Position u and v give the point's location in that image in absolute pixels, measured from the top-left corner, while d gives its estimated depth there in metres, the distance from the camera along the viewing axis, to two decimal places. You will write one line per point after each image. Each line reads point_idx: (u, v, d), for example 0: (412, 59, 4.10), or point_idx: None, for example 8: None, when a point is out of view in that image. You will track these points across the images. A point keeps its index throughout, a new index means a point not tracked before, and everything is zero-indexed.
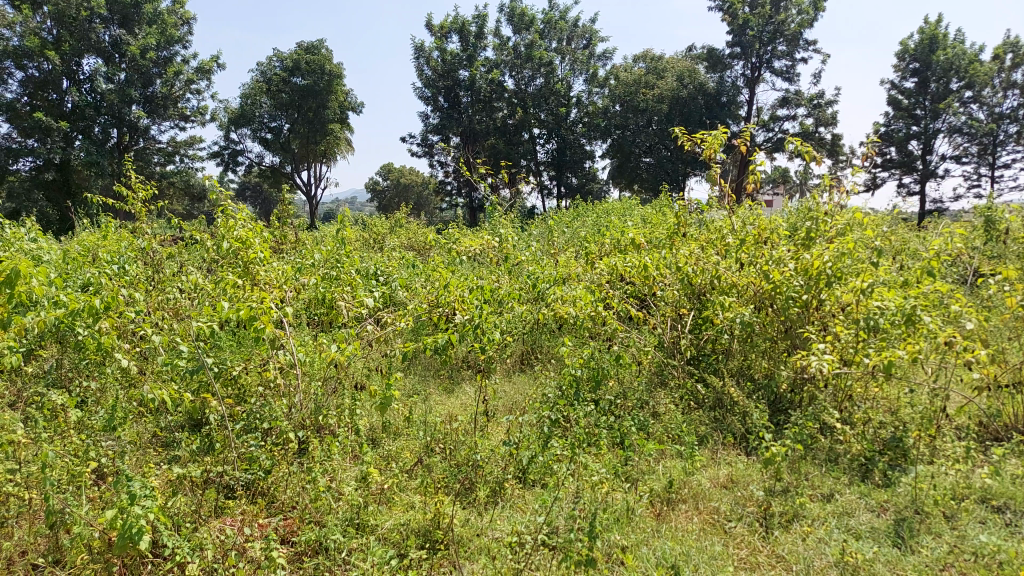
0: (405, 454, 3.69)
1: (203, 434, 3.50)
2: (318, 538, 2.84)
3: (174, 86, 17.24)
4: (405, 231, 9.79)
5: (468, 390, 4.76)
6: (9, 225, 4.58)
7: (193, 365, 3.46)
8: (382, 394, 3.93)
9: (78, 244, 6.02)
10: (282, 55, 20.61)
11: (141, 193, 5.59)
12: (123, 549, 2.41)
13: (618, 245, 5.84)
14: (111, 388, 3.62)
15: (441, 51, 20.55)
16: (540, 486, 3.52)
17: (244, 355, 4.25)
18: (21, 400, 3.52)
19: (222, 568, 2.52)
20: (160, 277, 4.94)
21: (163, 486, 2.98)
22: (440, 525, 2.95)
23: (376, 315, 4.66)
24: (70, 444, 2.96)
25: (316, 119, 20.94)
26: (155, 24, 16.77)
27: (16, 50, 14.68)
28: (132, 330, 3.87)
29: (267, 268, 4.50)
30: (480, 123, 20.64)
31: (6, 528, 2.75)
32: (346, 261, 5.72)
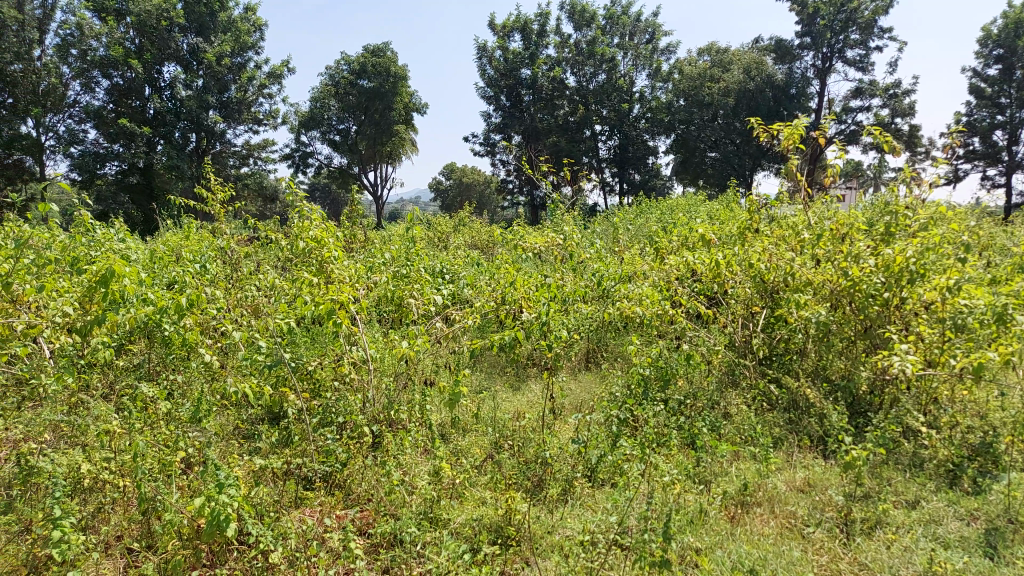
0: (476, 450, 3.71)
1: (282, 427, 3.61)
2: (393, 531, 2.89)
3: (247, 92, 17.89)
4: (469, 230, 9.88)
5: (534, 388, 4.75)
6: (101, 227, 4.83)
7: (272, 361, 3.60)
8: (451, 389, 3.97)
9: (161, 245, 6.30)
10: (349, 59, 21.06)
11: (220, 195, 5.82)
12: (210, 537, 2.53)
13: (686, 242, 5.74)
14: (195, 381, 3.79)
15: (504, 50, 20.67)
16: (610, 485, 3.46)
17: (318, 351, 4.37)
18: (113, 392, 3.69)
19: (304, 557, 2.60)
20: (238, 276, 5.13)
21: (246, 476, 3.12)
22: (513, 521, 2.96)
23: (444, 313, 4.70)
24: (160, 435, 3.10)
25: (382, 120, 21.36)
26: (229, 31, 17.41)
27: (103, 59, 15.46)
28: (214, 326, 4.04)
29: (340, 267, 4.62)
30: (542, 120, 20.66)
31: (103, 512, 2.90)
32: (414, 259, 5.80)
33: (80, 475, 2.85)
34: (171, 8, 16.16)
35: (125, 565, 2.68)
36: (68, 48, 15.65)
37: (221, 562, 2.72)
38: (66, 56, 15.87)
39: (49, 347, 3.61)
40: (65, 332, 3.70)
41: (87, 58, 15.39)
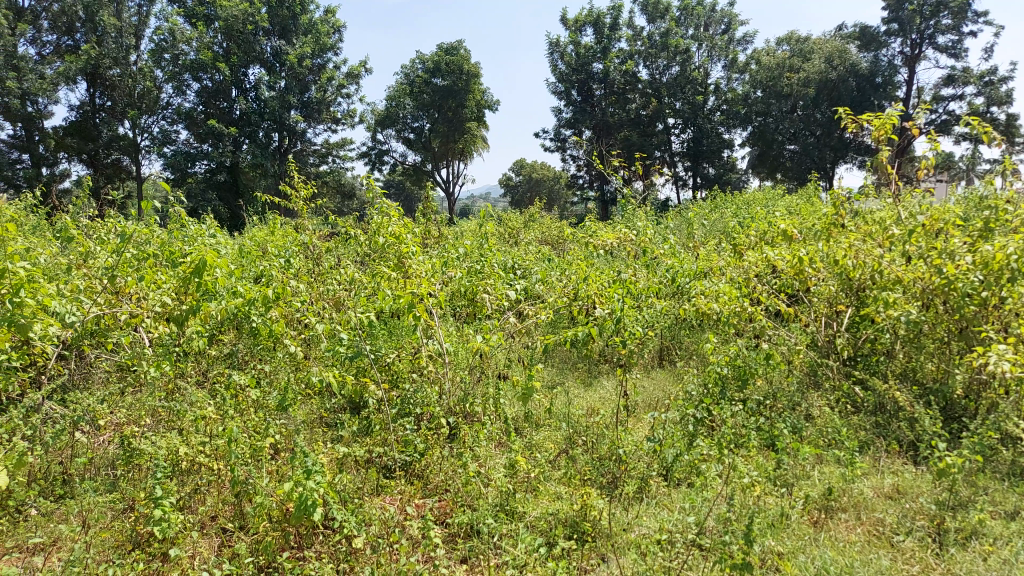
0: (549, 445, 3.72)
1: (363, 417, 3.73)
2: (470, 522, 2.95)
3: (327, 92, 18.37)
4: (540, 225, 9.90)
5: (607, 384, 4.71)
6: (195, 222, 5.10)
7: (353, 351, 3.74)
8: (525, 383, 4.00)
9: (247, 240, 6.59)
10: (423, 57, 21.39)
11: (303, 192, 6.04)
12: (299, 520, 2.64)
13: (765, 238, 5.58)
14: (281, 371, 3.95)
15: (576, 44, 20.57)
16: (687, 485, 3.40)
17: (396, 344, 4.49)
18: (206, 379, 3.89)
19: (386, 543, 2.69)
20: (319, 270, 5.31)
21: (331, 463, 3.24)
22: (588, 517, 2.95)
23: (518, 307, 4.73)
24: (250, 422, 3.25)
25: (455, 118, 21.60)
26: (310, 33, 17.95)
27: (194, 63, 16.25)
28: (299, 318, 4.20)
29: (417, 261, 4.72)
30: (613, 115, 20.50)
31: (199, 494, 3.05)
32: (488, 255, 5.86)
33: (178, 458, 3.01)
34: (255, 13, 16.82)
35: (219, 543, 2.83)
36: (162, 53, 16.53)
37: (307, 544, 2.82)
38: (160, 61, 16.75)
39: (148, 335, 3.84)
40: (164, 322, 3.93)
41: (180, 62, 16.22)
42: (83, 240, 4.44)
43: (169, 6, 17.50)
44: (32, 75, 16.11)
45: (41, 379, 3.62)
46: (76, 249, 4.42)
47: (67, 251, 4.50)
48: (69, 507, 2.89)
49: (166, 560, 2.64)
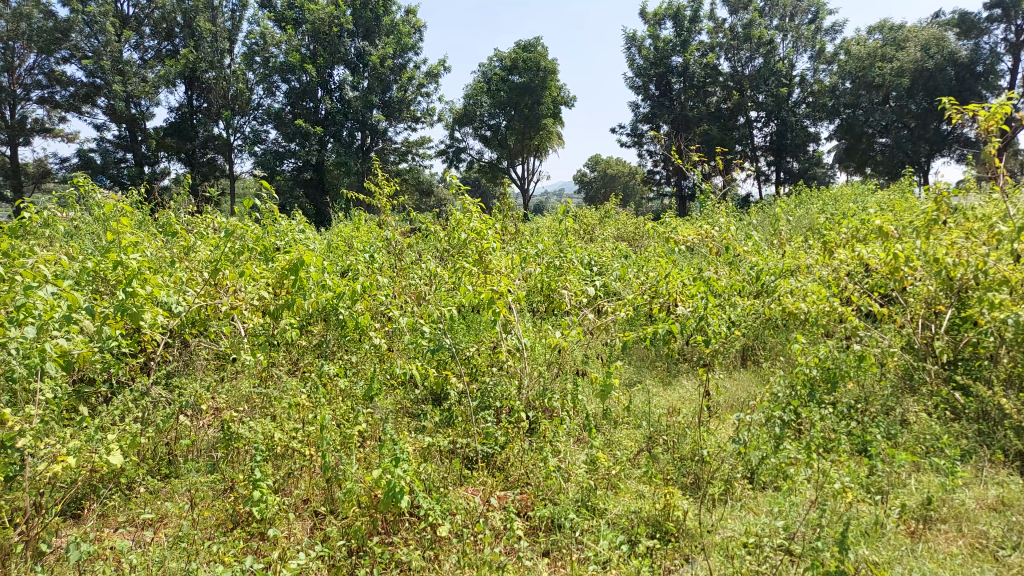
0: (629, 442, 3.68)
1: (446, 408, 3.81)
2: (551, 516, 2.96)
3: (407, 91, 18.58)
4: (617, 221, 9.82)
5: (687, 383, 4.61)
6: (286, 218, 5.33)
7: (435, 345, 3.82)
8: (603, 381, 3.96)
9: (334, 235, 6.83)
10: (501, 55, 21.49)
11: (387, 189, 6.21)
12: (386, 507, 2.74)
13: (857, 235, 5.35)
14: (367, 362, 4.08)
15: (655, 38, 20.26)
16: (773, 489, 3.30)
17: (476, 338, 4.56)
18: (298, 368, 4.06)
19: (471, 532, 2.76)
20: (401, 265, 5.45)
21: (415, 453, 3.33)
22: (671, 517, 2.91)
23: (597, 304, 4.71)
24: (340, 411, 3.41)
25: (531, 115, 21.64)
26: (392, 34, 18.23)
27: (283, 65, 16.93)
28: (383, 311, 4.32)
29: (497, 256, 4.78)
30: (693, 109, 20.12)
31: (292, 478, 3.20)
32: (568, 250, 5.87)
33: (273, 443, 3.18)
34: (341, 15, 17.32)
35: (312, 525, 2.96)
36: (254, 56, 17.30)
37: (394, 531, 2.90)
38: (252, 64, 17.54)
39: (244, 326, 4.05)
40: (259, 313, 4.15)
41: (270, 64, 16.94)
42: (186, 235, 4.72)
43: (260, 11, 18.27)
44: (136, 80, 17.17)
45: (149, 364, 3.86)
46: (181, 244, 4.71)
47: (172, 246, 4.79)
48: (175, 485, 3.08)
49: (263, 540, 2.79)
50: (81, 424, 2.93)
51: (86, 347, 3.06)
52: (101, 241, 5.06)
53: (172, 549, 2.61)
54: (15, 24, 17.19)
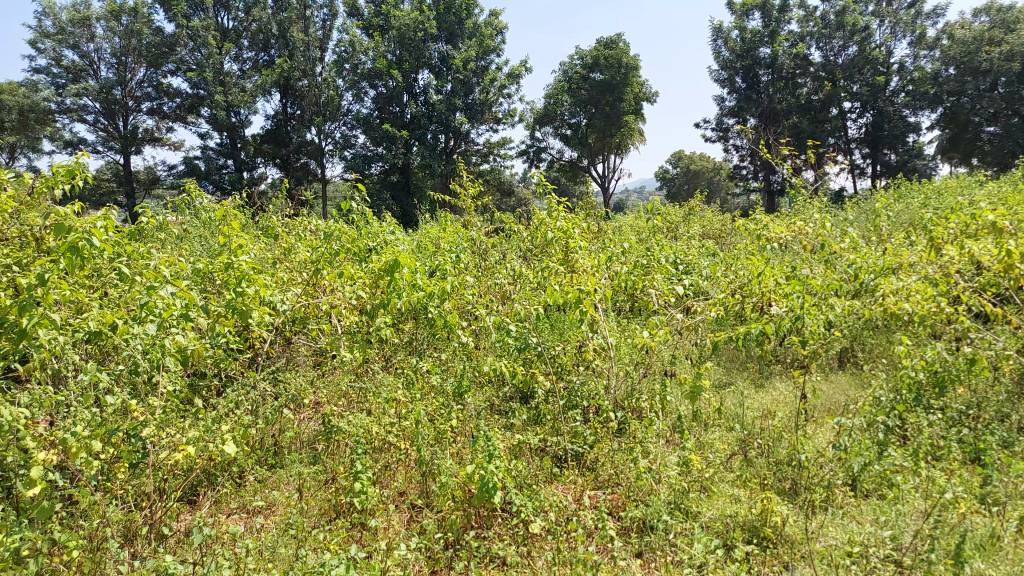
0: (720, 445, 3.60)
1: (534, 405, 3.86)
2: (643, 517, 2.94)
3: (489, 93, 18.72)
4: (702, 218, 9.62)
5: (780, 385, 4.48)
6: (376, 220, 5.54)
7: (523, 343, 3.90)
8: (693, 382, 3.89)
9: (422, 235, 7.00)
10: (582, 53, 21.33)
11: (471, 190, 6.33)
12: (480, 501, 2.82)
13: (967, 230, 5.04)
14: (457, 360, 4.18)
15: (741, 29, 19.78)
16: (877, 497, 3.15)
17: (562, 337, 4.58)
18: (391, 364, 4.21)
19: (564, 531, 2.79)
20: (486, 265, 5.53)
21: (507, 450, 3.42)
22: (769, 522, 2.83)
23: (687, 303, 4.62)
24: (432, 407, 3.58)
25: (613, 112, 21.39)
26: (475, 36, 18.42)
27: (371, 72, 17.52)
28: (470, 309, 4.41)
29: (584, 256, 4.80)
30: (781, 101, 19.57)
31: (389, 471, 3.32)
32: (654, 249, 5.82)
33: (372, 436, 3.34)
34: (426, 20, 17.71)
35: (409, 517, 3.05)
36: (343, 64, 17.99)
37: (487, 526, 2.96)
38: (341, 71, 18.21)
39: (341, 324, 4.23)
40: (356, 312, 4.34)
41: (359, 71, 17.67)
42: (286, 238, 4.98)
43: (349, 19, 18.90)
44: (236, 89, 18.10)
45: (256, 360, 4.07)
46: (283, 245, 4.97)
47: (274, 248, 5.05)
48: (281, 475, 3.26)
49: (364, 530, 2.91)
50: (198, 415, 3.12)
51: (200, 343, 3.25)
52: (210, 243, 5.39)
53: (283, 536, 2.76)
54: (127, 40, 18.48)
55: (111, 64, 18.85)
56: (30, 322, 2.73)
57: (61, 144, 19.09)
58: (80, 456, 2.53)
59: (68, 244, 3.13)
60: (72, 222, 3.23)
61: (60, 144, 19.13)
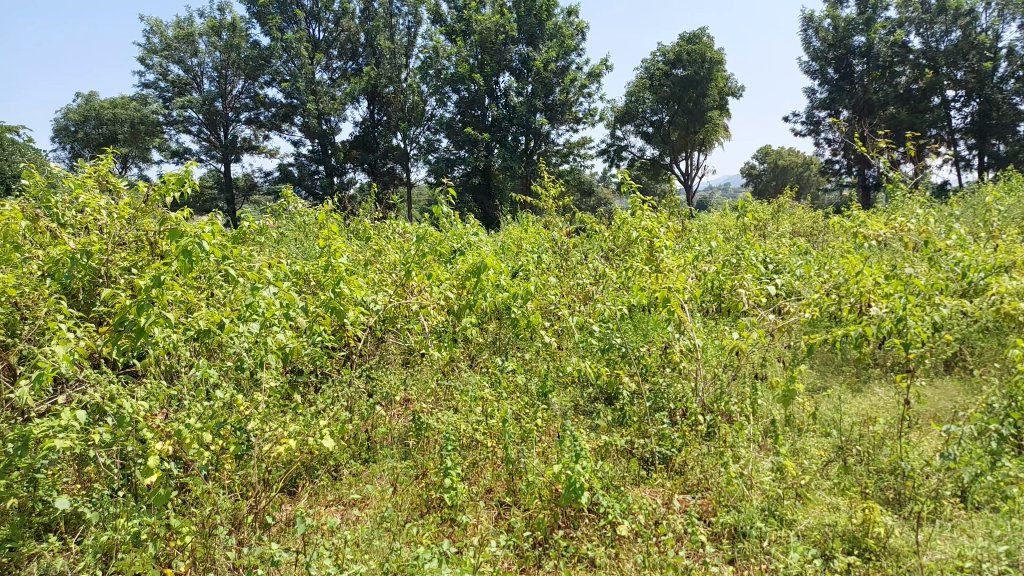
0: (816, 450, 3.47)
1: (620, 406, 3.85)
2: (735, 523, 2.88)
3: (570, 93, 18.53)
4: (792, 215, 9.30)
5: (880, 390, 4.26)
6: (459, 222, 5.65)
7: (606, 343, 3.90)
8: (785, 385, 3.76)
9: (504, 237, 7.07)
10: (664, 49, 20.98)
11: (553, 190, 6.36)
12: (567, 500, 2.84)
13: None
14: (541, 361, 4.22)
15: (834, 18, 19.04)
16: (990, 510, 2.95)
17: (645, 339, 4.53)
18: (476, 364, 4.30)
19: (653, 534, 2.76)
20: (568, 265, 5.53)
21: (593, 451, 3.44)
22: (871, 533, 2.70)
23: (778, 304, 4.48)
24: (517, 406, 3.65)
25: (696, 109, 20.95)
26: (556, 36, 18.19)
27: (454, 76, 17.91)
28: (552, 311, 4.44)
29: (669, 256, 4.73)
30: (877, 91, 18.63)
31: (477, 467, 3.38)
32: (743, 248, 5.67)
33: (461, 434, 3.43)
34: (507, 23, 17.87)
35: (496, 515, 3.09)
36: (427, 69, 18.43)
37: (574, 526, 2.95)
38: (425, 76, 18.65)
39: (429, 323, 4.35)
40: (443, 312, 4.45)
41: (442, 76, 18.18)
42: (377, 240, 5.17)
43: (432, 25, 19.33)
44: (326, 98, 18.76)
45: (349, 358, 4.23)
46: (375, 247, 5.17)
47: (366, 250, 5.26)
48: (374, 469, 3.37)
49: (453, 524, 2.99)
50: (297, 410, 3.29)
51: (299, 342, 3.42)
52: (306, 245, 5.65)
53: (378, 528, 2.86)
54: (227, 54, 19.65)
55: (212, 78, 20.00)
56: (147, 320, 2.96)
57: (168, 153, 20.40)
58: (193, 446, 2.71)
59: (182, 248, 3.37)
60: (184, 227, 3.47)
61: (168, 154, 20.45)
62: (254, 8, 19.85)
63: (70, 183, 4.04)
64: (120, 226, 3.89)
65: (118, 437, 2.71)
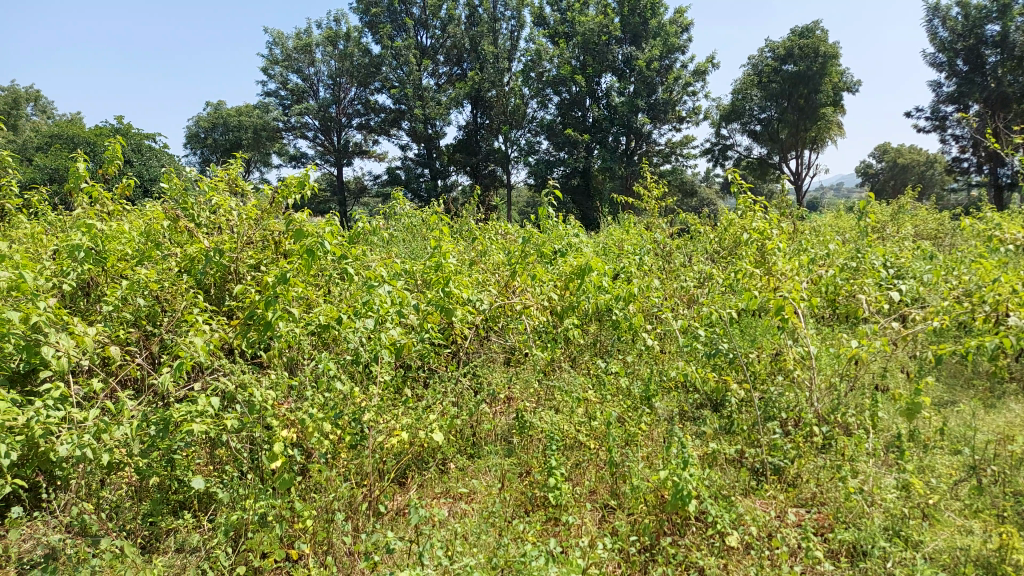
0: (947, 469, 3.22)
1: (726, 414, 3.75)
2: (854, 541, 2.74)
3: (673, 92, 18.14)
4: (914, 217, 8.73)
5: (1018, 407, 3.92)
6: (563, 224, 5.68)
7: (712, 349, 3.81)
8: (909, 398, 3.53)
9: (606, 238, 7.03)
10: (774, 44, 20.23)
11: (657, 191, 6.26)
12: (673, 507, 2.79)
13: None
14: (643, 363, 4.18)
15: (964, 5, 17.74)
16: None
17: (754, 344, 4.39)
18: (578, 365, 4.32)
19: (767, 548, 2.66)
20: (671, 267, 5.43)
21: (700, 459, 3.38)
22: (1009, 560, 2.49)
23: (902, 311, 4.20)
24: (621, 409, 3.63)
25: (808, 105, 20.04)
26: (659, 36, 17.96)
27: (556, 79, 18.02)
28: (656, 313, 4.40)
29: (783, 258, 4.55)
30: (1013, 84, 17.21)
31: (579, 469, 3.38)
32: (861, 251, 5.37)
33: (564, 434, 3.45)
34: (610, 23, 17.75)
35: (601, 517, 3.08)
36: (529, 72, 18.62)
37: (680, 534, 2.90)
38: (526, 78, 18.83)
39: (532, 324, 4.40)
40: (545, 314, 4.48)
41: (544, 78, 18.29)
42: (482, 241, 5.29)
43: (535, 28, 19.49)
44: (432, 103, 19.22)
45: (455, 355, 4.34)
46: (479, 248, 5.29)
47: (471, 251, 5.39)
48: (480, 465, 3.45)
49: (558, 524, 3.01)
50: (408, 406, 3.40)
51: (409, 339, 3.56)
52: (415, 245, 5.85)
53: (484, 523, 2.91)
54: (341, 62, 20.62)
55: (327, 86, 21.05)
56: (274, 314, 3.18)
57: (286, 158, 21.63)
58: (314, 435, 2.88)
59: (306, 247, 3.58)
60: (308, 228, 3.67)
61: (286, 158, 21.69)
62: (366, 18, 20.69)
63: (204, 186, 4.34)
64: (248, 226, 4.18)
65: (246, 423, 2.90)
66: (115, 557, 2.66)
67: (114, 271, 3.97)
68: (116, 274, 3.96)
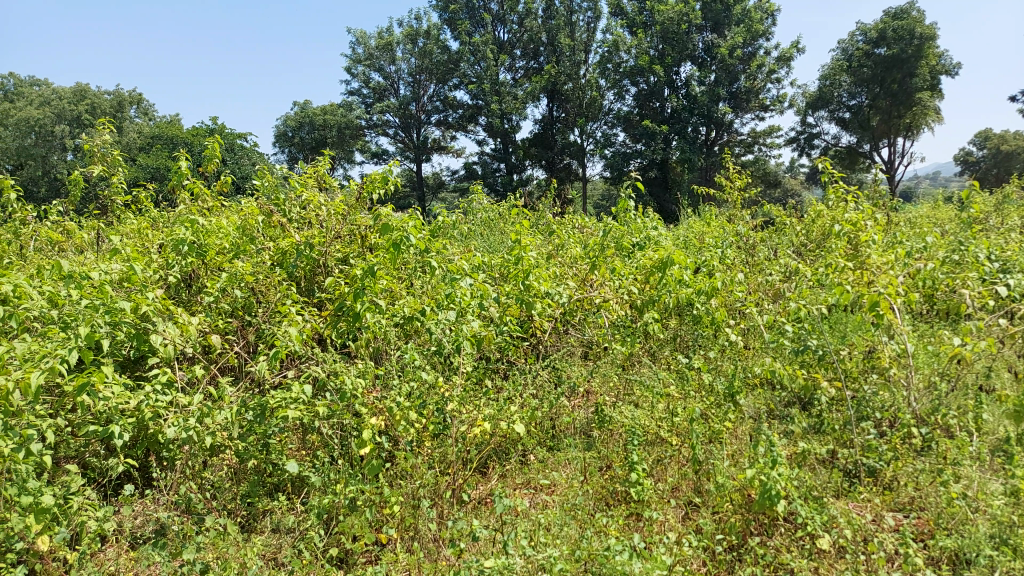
0: None
1: (815, 412, 3.63)
2: (957, 548, 2.59)
3: (756, 80, 17.59)
4: (1021, 207, 8.16)
5: None
6: (643, 217, 5.61)
7: (800, 346, 3.68)
8: (1017, 399, 3.31)
9: (686, 231, 6.89)
10: (865, 27, 19.33)
11: (740, 183, 6.09)
12: (761, 507, 2.72)
13: None
14: (727, 357, 4.09)
15: None
16: None
17: (845, 341, 4.22)
18: (658, 359, 4.26)
19: (862, 552, 2.57)
20: (755, 260, 5.28)
21: (789, 458, 3.27)
22: None
23: (1010, 306, 3.94)
24: (704, 404, 3.57)
25: (902, 90, 19.02)
26: (743, 23, 17.44)
27: (634, 69, 17.78)
28: (740, 307, 4.32)
29: (878, 251, 4.35)
30: None
31: (660, 465, 3.34)
32: (963, 244, 5.06)
33: (645, 429, 3.42)
34: (690, 11, 17.35)
35: (685, 514, 3.04)
36: (607, 63, 18.44)
37: (768, 534, 2.81)
38: (603, 70, 18.68)
39: (611, 318, 4.38)
40: (625, 308, 4.43)
41: (621, 69, 18.06)
42: (561, 235, 5.30)
43: (613, 19, 19.27)
44: (509, 98, 19.25)
45: (534, 348, 4.36)
46: (557, 242, 5.30)
47: (548, 245, 5.40)
48: (560, 457, 3.45)
49: (641, 520, 2.99)
50: (489, 396, 3.45)
51: (490, 332, 3.62)
52: (495, 238, 5.91)
53: (568, 515, 2.92)
54: (421, 60, 21.02)
55: (407, 83, 21.51)
56: (362, 306, 3.30)
57: (368, 155, 22.26)
58: (401, 422, 2.96)
59: (392, 240, 3.68)
60: (394, 223, 3.77)
61: (367, 155, 22.31)
62: (445, 15, 21.02)
63: (295, 183, 4.52)
64: (336, 221, 4.35)
65: (337, 410, 3.03)
66: (218, 533, 2.81)
67: (214, 263, 4.10)
68: (215, 266, 4.09)
